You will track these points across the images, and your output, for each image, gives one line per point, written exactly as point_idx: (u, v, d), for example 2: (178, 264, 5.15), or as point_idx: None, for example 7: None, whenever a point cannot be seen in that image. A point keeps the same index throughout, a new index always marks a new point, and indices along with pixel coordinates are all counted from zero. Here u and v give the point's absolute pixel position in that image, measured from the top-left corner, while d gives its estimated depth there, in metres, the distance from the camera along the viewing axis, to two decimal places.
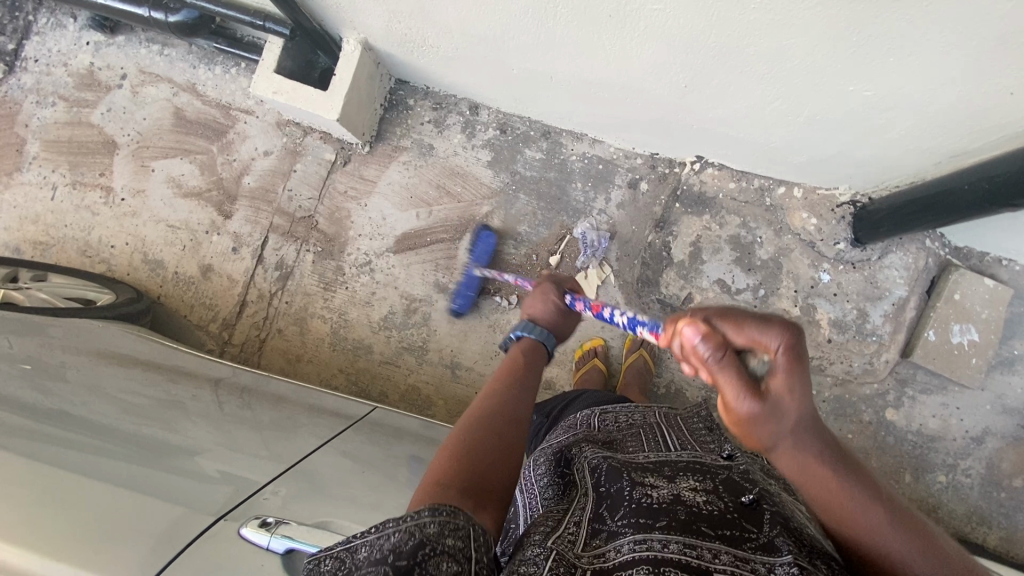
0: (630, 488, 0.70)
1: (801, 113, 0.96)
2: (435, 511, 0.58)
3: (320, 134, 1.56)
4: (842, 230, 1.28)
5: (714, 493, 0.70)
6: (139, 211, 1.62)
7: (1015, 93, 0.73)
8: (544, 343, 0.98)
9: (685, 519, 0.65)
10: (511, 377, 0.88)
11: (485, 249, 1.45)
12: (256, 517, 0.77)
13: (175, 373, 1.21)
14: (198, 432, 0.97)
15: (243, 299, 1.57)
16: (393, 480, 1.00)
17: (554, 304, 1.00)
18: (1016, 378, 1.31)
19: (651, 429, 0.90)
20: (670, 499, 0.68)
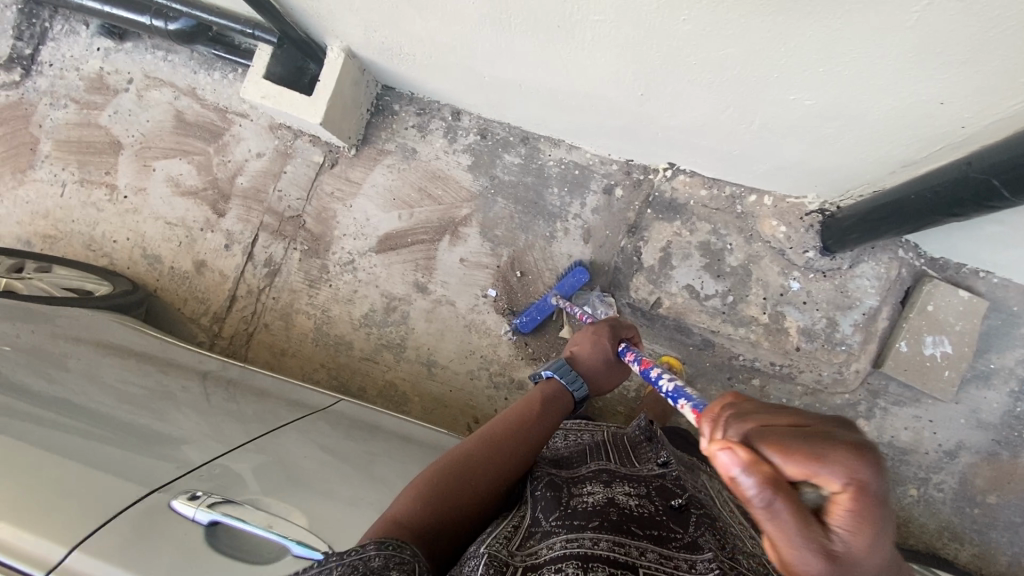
0: (569, 498, 0.78)
1: (752, 121, 0.97)
2: (380, 546, 0.64)
3: (310, 137, 1.62)
4: (811, 238, 1.29)
5: (646, 497, 0.78)
6: (140, 208, 1.70)
7: (946, 102, 0.74)
8: (570, 390, 1.08)
9: (616, 520, 0.71)
10: (521, 422, 0.99)
11: (574, 283, 1.41)
12: (186, 492, 0.77)
13: (158, 361, 1.27)
14: (169, 415, 1.02)
15: (234, 294, 1.64)
16: (353, 467, 1.04)
17: (602, 352, 1.12)
18: (991, 392, 1.29)
19: (596, 445, 0.97)
20: (603, 504, 0.75)
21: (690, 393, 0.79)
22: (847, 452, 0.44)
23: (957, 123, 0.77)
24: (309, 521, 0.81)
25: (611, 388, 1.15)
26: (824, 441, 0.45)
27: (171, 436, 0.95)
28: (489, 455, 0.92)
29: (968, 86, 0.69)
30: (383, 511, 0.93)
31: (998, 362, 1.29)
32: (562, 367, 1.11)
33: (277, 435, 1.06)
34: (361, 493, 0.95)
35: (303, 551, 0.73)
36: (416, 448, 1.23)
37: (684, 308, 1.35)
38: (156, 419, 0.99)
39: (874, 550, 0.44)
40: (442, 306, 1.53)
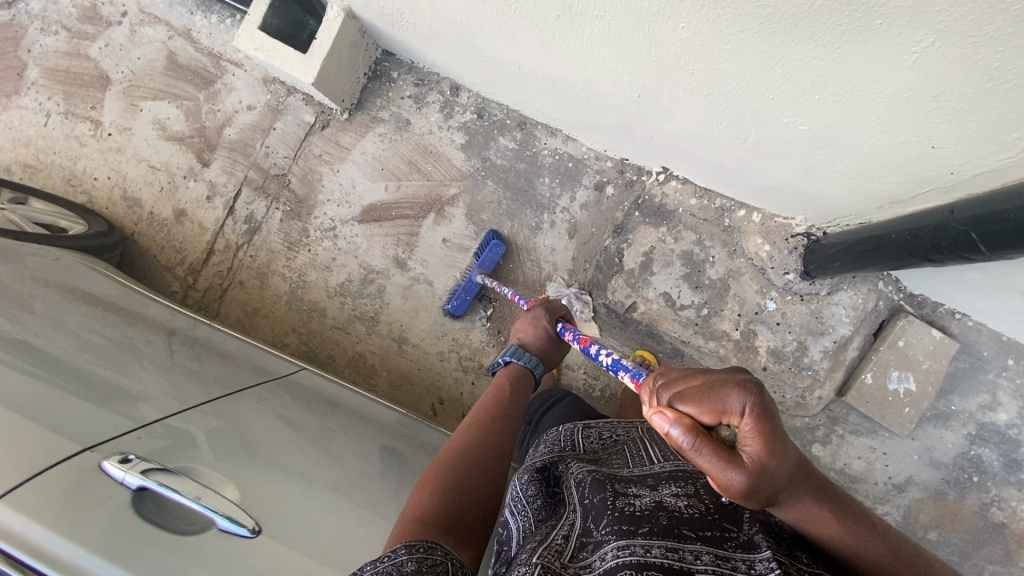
0: (613, 498, 0.70)
1: (747, 138, 0.95)
2: (411, 549, 0.69)
3: (303, 95, 1.58)
4: (793, 260, 1.27)
5: (696, 495, 0.69)
6: (124, 148, 1.66)
7: (936, 147, 0.72)
8: (531, 369, 1.11)
9: (667, 523, 0.64)
10: (499, 403, 1.01)
11: (492, 257, 1.43)
12: (119, 453, 0.77)
13: (123, 311, 1.25)
14: (127, 368, 1.01)
15: (211, 247, 1.62)
16: (307, 439, 1.04)
17: (543, 331, 1.14)
18: (948, 433, 1.30)
19: (635, 444, 0.88)
20: (651, 507, 0.67)
21: (627, 365, 0.88)
22: (734, 387, 0.58)
23: (947, 168, 0.75)
24: (242, 495, 0.81)
25: (561, 361, 1.19)
26: (724, 385, 0.58)
27: (129, 390, 0.94)
28: (483, 439, 0.93)
29: (964, 133, 0.67)
30: (331, 486, 0.93)
31: (959, 404, 1.30)
32: (515, 350, 1.13)
33: (235, 399, 1.06)
34: (311, 466, 0.96)
35: (230, 525, 0.75)
36: (374, 427, 1.24)
37: (658, 315, 1.35)
38: (114, 371, 0.99)
39: (775, 453, 0.57)
40: (419, 285, 1.52)
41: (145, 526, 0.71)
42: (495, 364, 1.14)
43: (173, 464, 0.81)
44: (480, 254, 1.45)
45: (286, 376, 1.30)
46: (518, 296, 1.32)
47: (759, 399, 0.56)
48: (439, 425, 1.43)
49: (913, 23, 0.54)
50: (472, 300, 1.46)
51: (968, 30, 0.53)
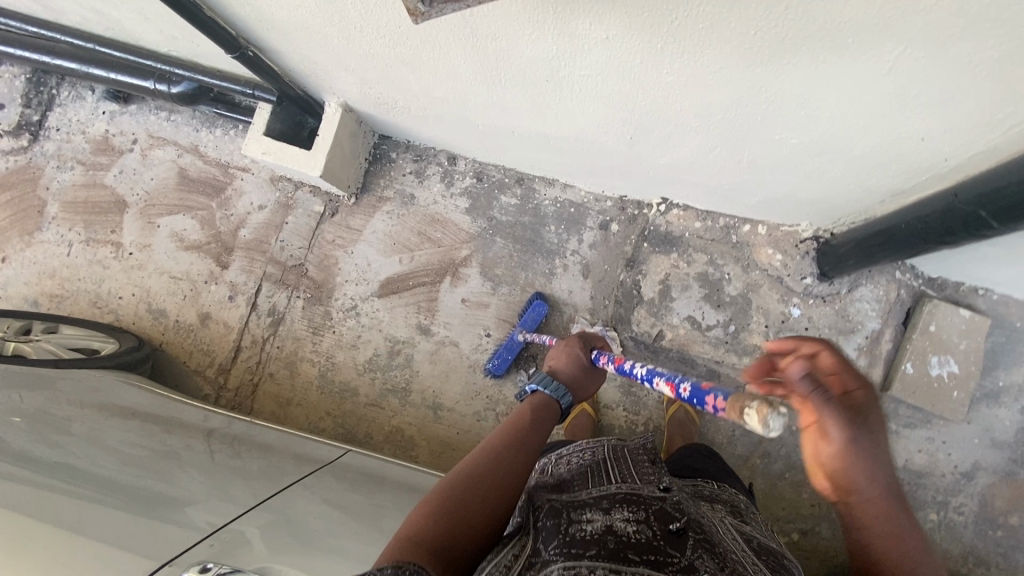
0: (567, 524, 0.76)
1: (741, 158, 1.00)
2: (399, 569, 0.66)
3: (310, 188, 1.66)
4: (808, 265, 1.30)
5: (644, 522, 0.75)
6: (145, 264, 1.73)
7: (926, 138, 0.75)
8: (556, 399, 1.04)
9: (612, 548, 0.70)
10: (518, 431, 0.95)
11: (535, 315, 1.45)
12: (200, 564, 0.77)
13: (165, 421, 1.27)
14: (178, 478, 1.02)
15: (238, 344, 1.65)
16: (368, 523, 1.04)
17: (575, 362, 1.11)
18: (1002, 410, 1.28)
19: (598, 461, 0.93)
20: (600, 532, 0.73)
21: (662, 372, 0.91)
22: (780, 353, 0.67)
23: (941, 156, 0.79)
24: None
25: (589, 397, 1.13)
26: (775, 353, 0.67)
27: (186, 501, 0.94)
28: (496, 466, 0.88)
29: (951, 123, 0.71)
30: None
31: (1006, 379, 1.28)
32: (543, 378, 1.08)
33: (295, 494, 1.06)
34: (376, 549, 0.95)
35: None
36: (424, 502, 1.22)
37: (686, 339, 1.37)
38: (168, 483, 0.99)
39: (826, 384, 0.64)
40: (445, 348, 1.54)
41: None
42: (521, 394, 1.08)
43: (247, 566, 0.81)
44: (524, 314, 1.47)
45: (338, 462, 1.30)
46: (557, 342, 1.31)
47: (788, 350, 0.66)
48: None
49: (883, 37, 0.59)
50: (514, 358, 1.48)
51: (936, 33, 0.57)
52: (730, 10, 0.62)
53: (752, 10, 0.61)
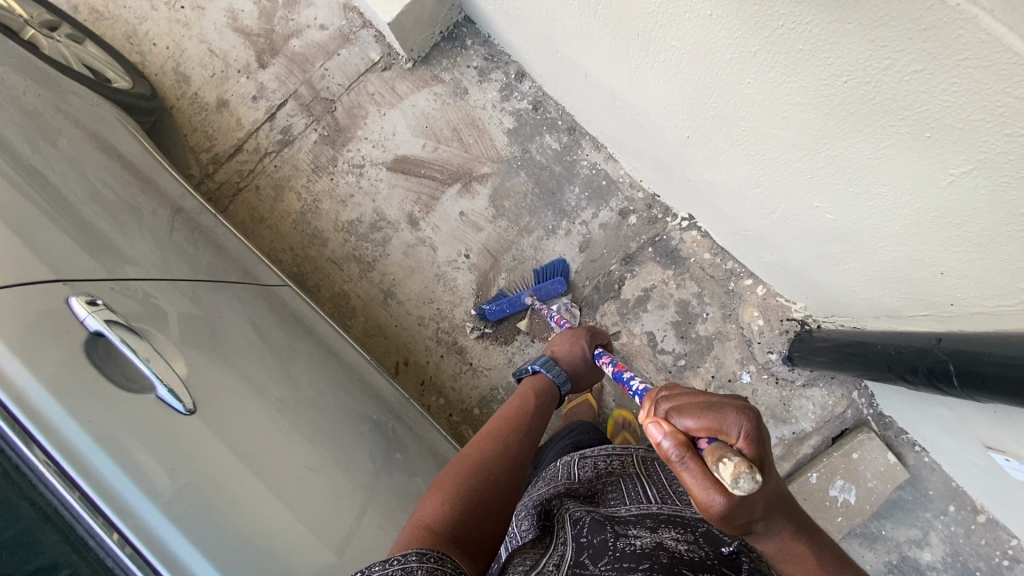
0: (614, 539, 0.75)
1: (774, 209, 0.97)
2: (422, 557, 0.70)
3: (376, 33, 1.60)
4: (780, 342, 1.28)
5: (694, 543, 0.73)
6: (191, 25, 1.68)
7: (944, 274, 0.73)
8: (557, 384, 1.16)
9: (667, 562, 0.67)
10: (517, 420, 1.04)
11: (550, 289, 1.42)
12: (87, 296, 0.78)
13: (142, 179, 1.28)
14: (130, 235, 1.03)
15: (241, 145, 1.63)
16: (272, 356, 1.07)
17: (577, 349, 1.20)
18: (870, 555, 1.31)
19: (631, 474, 0.93)
20: (651, 548, 0.71)
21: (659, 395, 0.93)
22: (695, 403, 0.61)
23: (948, 298, 0.76)
24: (190, 373, 0.83)
25: (587, 384, 1.24)
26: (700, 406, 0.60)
27: (131, 261, 0.96)
28: (500, 452, 0.97)
29: (972, 268, 0.68)
30: (285, 408, 0.97)
31: (889, 531, 1.31)
32: (546, 361, 1.18)
33: (226, 304, 1.10)
34: (268, 382, 0.99)
35: (168, 396, 0.77)
36: (333, 365, 1.26)
37: (636, 351, 1.36)
38: (118, 231, 1.00)
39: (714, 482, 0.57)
40: (423, 247, 1.53)
41: (90, 370, 0.72)
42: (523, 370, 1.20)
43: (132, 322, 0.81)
44: (541, 281, 1.44)
45: (268, 287, 1.35)
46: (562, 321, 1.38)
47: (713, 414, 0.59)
48: (397, 385, 1.45)
49: (956, 145, 0.55)
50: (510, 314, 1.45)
51: (1005, 168, 0.53)
52: (834, 40, 0.58)
53: (854, 50, 0.57)
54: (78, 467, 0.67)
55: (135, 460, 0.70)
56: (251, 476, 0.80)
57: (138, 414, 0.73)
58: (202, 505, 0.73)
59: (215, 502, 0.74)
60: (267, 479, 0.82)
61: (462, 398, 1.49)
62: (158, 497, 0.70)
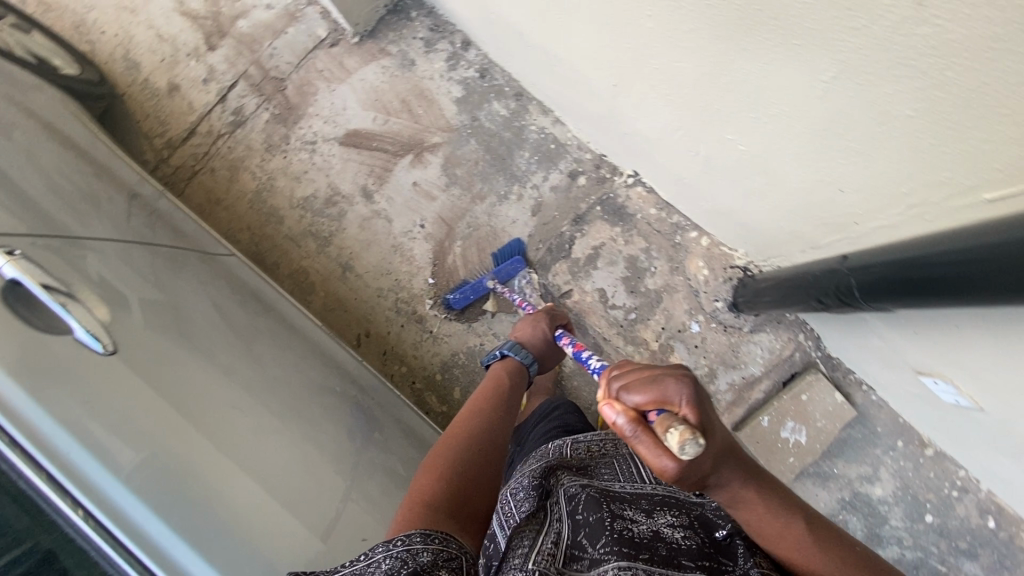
0: (610, 519, 0.69)
1: (698, 151, 0.99)
2: (426, 537, 0.73)
3: (322, 10, 1.61)
4: (724, 290, 1.32)
5: (692, 528, 0.70)
6: (139, 11, 1.68)
7: (843, 190, 0.76)
8: (527, 366, 1.17)
9: (665, 553, 0.63)
10: (497, 399, 1.06)
11: (510, 270, 1.42)
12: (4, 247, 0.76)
13: (93, 162, 1.29)
14: (83, 216, 1.04)
15: (194, 128, 1.64)
16: (220, 320, 1.09)
17: (542, 331, 1.22)
18: (824, 493, 1.35)
19: (626, 460, 0.90)
20: (650, 536, 0.66)
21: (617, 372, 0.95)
22: (642, 379, 0.64)
23: (852, 217, 0.79)
24: (112, 321, 0.81)
25: (550, 367, 1.26)
26: (647, 381, 0.63)
27: (68, 229, 0.96)
28: (485, 430, 0.99)
29: (862, 179, 0.71)
30: (232, 365, 0.98)
31: (841, 469, 1.35)
32: (512, 346, 1.20)
33: (172, 274, 1.12)
34: (215, 341, 1.01)
35: (87, 338, 0.75)
36: (287, 335, 1.27)
37: (588, 307, 1.39)
38: (65, 208, 1.02)
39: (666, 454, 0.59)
40: (378, 219, 1.54)
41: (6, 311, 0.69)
42: (490, 357, 1.20)
43: (54, 274, 0.80)
44: (500, 263, 1.44)
45: (213, 255, 1.36)
46: (522, 301, 1.37)
47: (660, 386, 0.61)
48: (358, 355, 1.46)
49: (820, 49, 0.58)
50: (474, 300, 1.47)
51: (862, 66, 0.56)
52: None
53: None
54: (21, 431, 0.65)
55: (70, 411, 0.68)
56: (194, 433, 0.78)
57: (66, 363, 0.71)
58: (160, 468, 0.71)
59: (160, 458, 0.72)
60: (212, 433, 0.81)
61: (424, 365, 1.51)
62: (120, 471, 0.68)
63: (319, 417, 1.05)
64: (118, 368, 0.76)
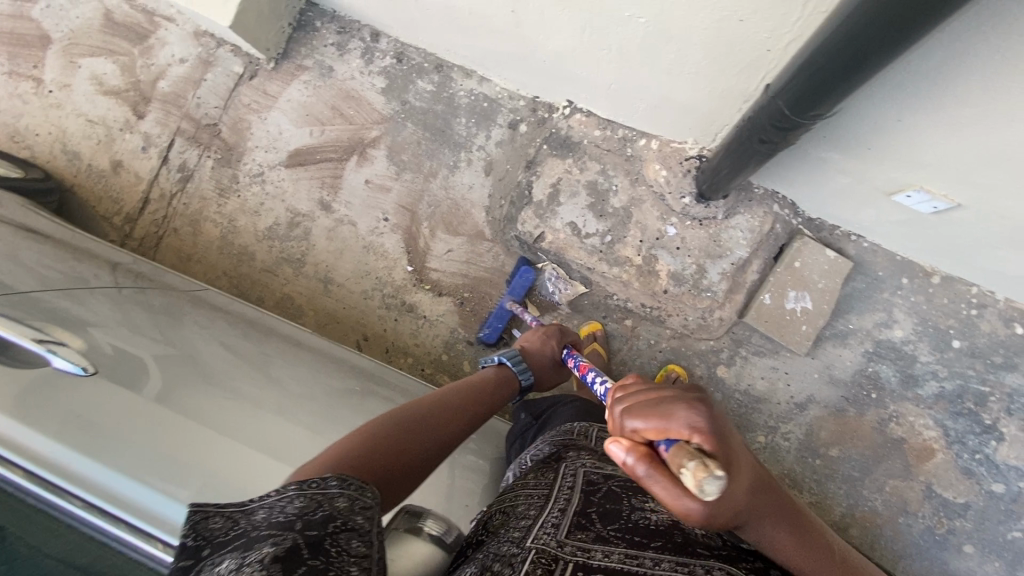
0: (629, 510, 0.72)
1: (609, 46, 1.00)
2: (343, 482, 0.66)
3: (232, 48, 1.64)
4: (688, 184, 1.32)
5: (712, 521, 0.72)
6: (64, 104, 1.70)
7: (742, 19, 0.78)
8: (519, 378, 1.11)
9: (681, 541, 0.67)
10: (474, 389, 1.02)
11: (523, 283, 1.41)
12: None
13: (70, 248, 1.32)
14: (75, 291, 1.08)
15: (147, 196, 1.67)
16: (220, 344, 1.12)
17: (549, 352, 1.19)
18: (846, 351, 1.34)
19: None
20: (668, 523, 0.69)
21: None
22: (652, 406, 0.60)
23: (763, 46, 0.81)
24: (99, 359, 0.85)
25: (542, 390, 1.22)
26: (662, 409, 0.59)
27: (46, 297, 0.99)
28: (441, 413, 0.92)
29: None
30: (242, 377, 1.01)
31: (857, 323, 1.33)
32: (514, 356, 1.14)
33: (162, 317, 1.14)
34: (218, 360, 1.03)
35: (64, 365, 0.79)
36: (294, 349, 1.27)
37: (564, 244, 1.39)
38: (49, 289, 1.04)
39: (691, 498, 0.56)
40: (343, 226, 1.56)
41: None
42: (488, 361, 1.15)
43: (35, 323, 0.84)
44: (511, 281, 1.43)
45: (193, 294, 1.38)
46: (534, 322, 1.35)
47: (676, 417, 0.57)
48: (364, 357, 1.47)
49: None
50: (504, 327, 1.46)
51: None
52: None
53: None
54: (69, 477, 0.69)
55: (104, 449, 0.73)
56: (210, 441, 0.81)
57: (77, 407, 0.77)
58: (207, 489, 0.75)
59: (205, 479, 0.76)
60: (239, 437, 0.84)
61: (428, 351, 1.52)
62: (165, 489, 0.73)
63: (339, 406, 1.05)
64: (127, 400, 0.81)
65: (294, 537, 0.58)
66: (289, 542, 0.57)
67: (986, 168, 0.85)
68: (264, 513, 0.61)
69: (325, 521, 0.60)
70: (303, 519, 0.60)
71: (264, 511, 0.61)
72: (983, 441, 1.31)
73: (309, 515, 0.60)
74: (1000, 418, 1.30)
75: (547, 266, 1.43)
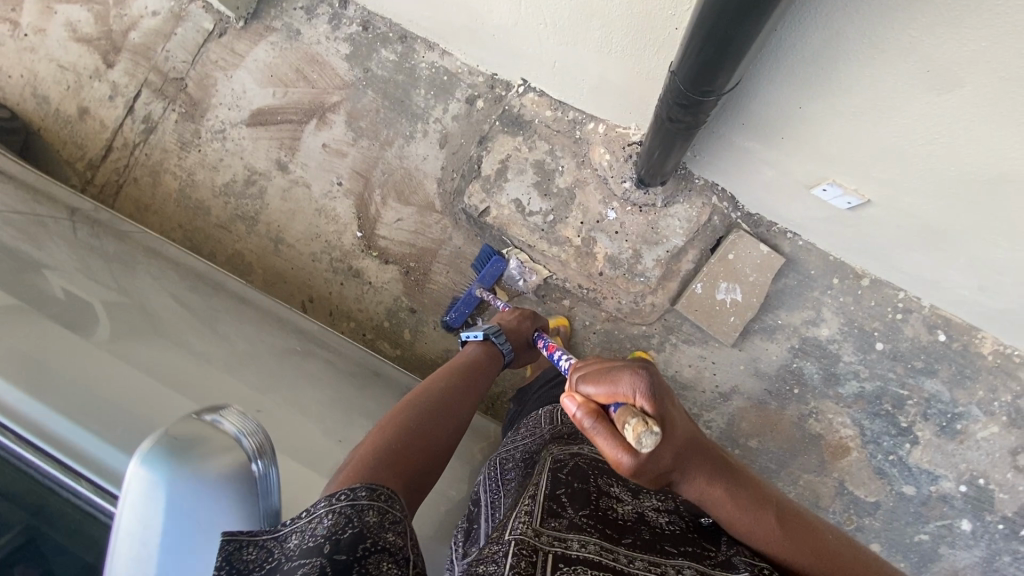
0: (597, 496, 0.72)
1: (544, 19, 1.03)
2: (373, 494, 0.66)
3: (204, 4, 1.65)
4: (629, 169, 1.34)
5: (674, 513, 0.72)
6: (36, 47, 1.72)
7: None
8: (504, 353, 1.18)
9: (649, 538, 0.66)
10: (466, 370, 1.07)
11: (493, 272, 1.43)
12: None
13: (24, 185, 1.35)
14: (22, 226, 1.12)
15: (110, 144, 1.69)
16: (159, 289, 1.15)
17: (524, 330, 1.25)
18: (773, 346, 1.36)
19: None
20: (634, 519, 0.69)
21: None
22: (602, 371, 0.65)
23: (674, 22, 0.85)
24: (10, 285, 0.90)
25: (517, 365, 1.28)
26: (615, 374, 0.63)
27: None
28: (445, 396, 0.97)
29: None
30: (172, 320, 1.03)
31: (785, 319, 1.36)
32: (495, 330, 1.19)
33: (108, 261, 1.17)
34: (153, 303, 1.07)
35: None
36: (238, 304, 1.30)
37: (508, 220, 1.42)
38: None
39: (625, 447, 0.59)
40: (298, 188, 1.58)
41: None
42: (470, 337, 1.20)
43: None
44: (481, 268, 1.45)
45: (142, 240, 1.40)
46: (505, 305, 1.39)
47: (624, 379, 0.61)
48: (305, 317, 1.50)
49: None
50: (470, 314, 1.47)
51: None
52: None
53: None
54: None
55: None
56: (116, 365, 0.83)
57: None
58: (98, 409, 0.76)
59: (126, 417, 0.75)
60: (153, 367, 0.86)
61: (371, 316, 1.55)
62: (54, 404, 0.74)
63: (270, 360, 1.07)
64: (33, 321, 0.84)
65: (323, 563, 0.57)
66: (319, 568, 0.56)
67: (950, 176, 0.85)
68: (296, 538, 0.61)
69: (354, 543, 0.59)
70: (332, 541, 0.59)
71: (296, 536, 0.61)
72: (897, 443, 1.33)
73: (337, 536, 0.59)
74: (917, 421, 1.33)
75: (514, 252, 1.44)
